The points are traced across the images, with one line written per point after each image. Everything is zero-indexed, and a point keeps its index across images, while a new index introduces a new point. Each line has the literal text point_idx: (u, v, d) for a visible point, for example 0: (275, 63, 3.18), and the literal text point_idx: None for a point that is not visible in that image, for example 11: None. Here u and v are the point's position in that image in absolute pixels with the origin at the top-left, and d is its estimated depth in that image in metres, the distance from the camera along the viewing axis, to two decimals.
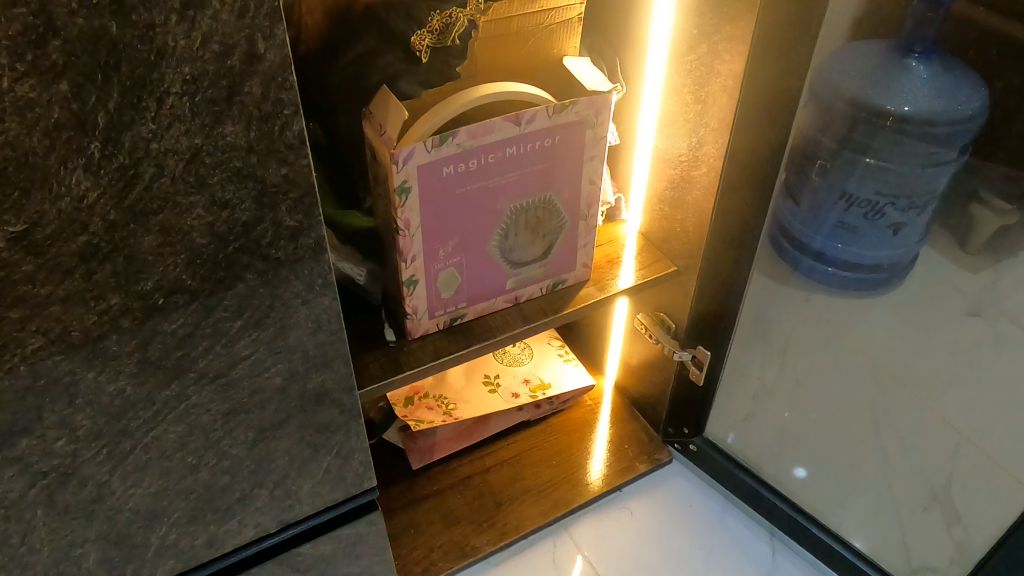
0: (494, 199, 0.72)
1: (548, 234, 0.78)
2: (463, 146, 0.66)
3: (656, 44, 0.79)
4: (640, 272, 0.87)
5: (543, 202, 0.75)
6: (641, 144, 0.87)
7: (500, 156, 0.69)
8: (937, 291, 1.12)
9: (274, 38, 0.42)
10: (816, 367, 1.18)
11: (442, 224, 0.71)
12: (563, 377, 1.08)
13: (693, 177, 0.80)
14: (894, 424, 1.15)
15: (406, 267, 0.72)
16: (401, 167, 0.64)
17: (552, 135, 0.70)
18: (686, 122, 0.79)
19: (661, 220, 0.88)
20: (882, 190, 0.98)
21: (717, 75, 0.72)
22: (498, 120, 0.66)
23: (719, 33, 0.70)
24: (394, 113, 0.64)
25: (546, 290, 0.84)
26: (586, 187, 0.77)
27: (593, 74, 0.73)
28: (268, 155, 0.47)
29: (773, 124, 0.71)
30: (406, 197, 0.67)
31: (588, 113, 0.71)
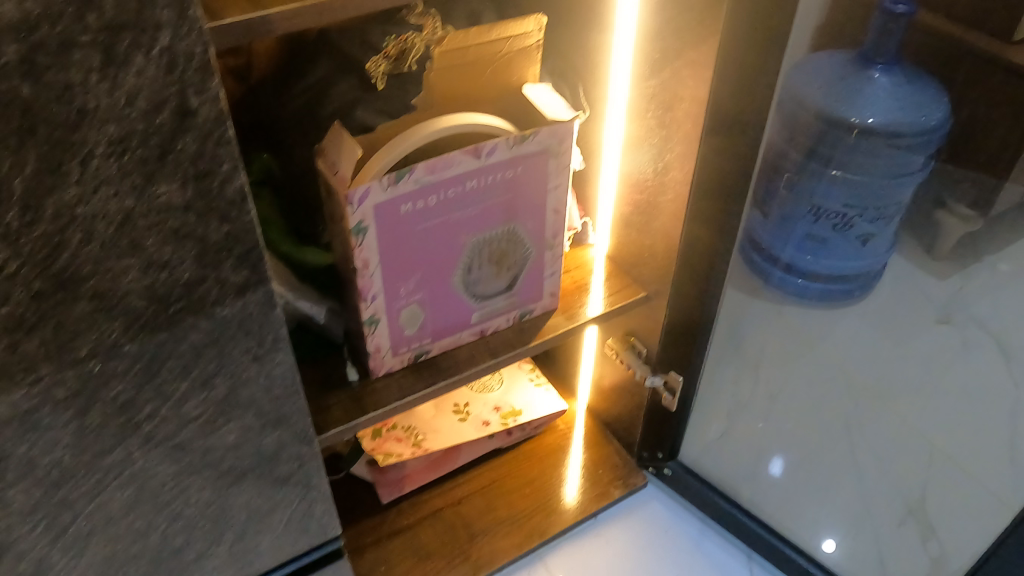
0: (455, 234, 0.70)
1: (512, 265, 0.76)
2: (420, 182, 0.63)
3: (618, 67, 0.76)
4: (608, 299, 0.85)
5: (507, 234, 0.73)
6: (606, 168, 0.85)
7: (460, 190, 0.67)
8: (902, 300, 1.25)
9: (207, 92, 0.39)
10: (789, 385, 1.18)
11: (402, 261, 0.68)
12: (534, 403, 1.05)
13: (660, 203, 0.78)
14: (867, 437, 1.13)
15: (366, 308, 0.70)
16: (357, 207, 0.62)
17: (514, 166, 0.68)
18: (650, 147, 0.77)
19: (628, 245, 0.86)
20: (851, 203, 1.09)
21: (680, 100, 0.70)
22: (456, 154, 0.64)
23: (681, 58, 0.68)
24: (348, 150, 0.62)
25: (513, 321, 0.82)
26: (550, 217, 0.75)
27: (554, 100, 0.70)
28: (207, 213, 0.44)
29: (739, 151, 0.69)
30: (363, 237, 0.64)
31: (550, 142, 0.68)
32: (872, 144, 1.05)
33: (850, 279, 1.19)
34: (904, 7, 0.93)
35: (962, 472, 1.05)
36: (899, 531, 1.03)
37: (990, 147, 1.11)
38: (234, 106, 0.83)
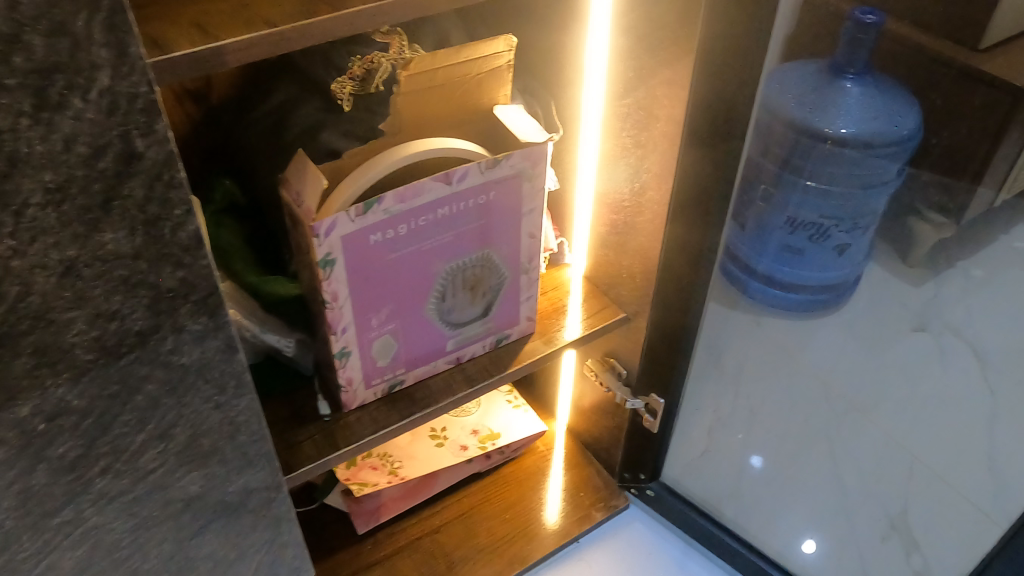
0: (428, 262, 0.67)
1: (487, 291, 0.74)
2: (390, 211, 0.61)
3: (590, 86, 0.74)
4: (587, 321, 0.83)
5: (480, 260, 0.71)
6: (581, 188, 0.82)
7: (431, 218, 0.64)
8: (878, 308, 1.25)
9: (155, 134, 0.37)
10: (769, 398, 1.16)
11: (372, 293, 0.66)
12: (512, 425, 1.03)
13: (637, 223, 0.76)
14: (848, 450, 1.11)
15: (336, 340, 0.67)
16: (324, 239, 0.59)
17: (487, 191, 0.66)
18: (626, 167, 0.75)
19: (606, 266, 0.84)
20: (826, 215, 1.10)
21: (656, 120, 0.68)
22: (426, 181, 0.62)
23: (655, 76, 0.66)
24: (313, 181, 0.59)
25: (488, 347, 0.79)
26: (525, 241, 0.72)
27: (526, 122, 0.68)
28: (160, 259, 0.41)
29: (715, 171, 0.67)
30: (331, 269, 0.62)
31: (524, 165, 0.66)
32: (843, 157, 1.06)
33: (834, 288, 1.20)
34: (874, 17, 0.94)
35: (947, 487, 1.06)
36: (885, 546, 1.02)
37: (962, 153, 1.11)
38: (185, 144, 0.80)
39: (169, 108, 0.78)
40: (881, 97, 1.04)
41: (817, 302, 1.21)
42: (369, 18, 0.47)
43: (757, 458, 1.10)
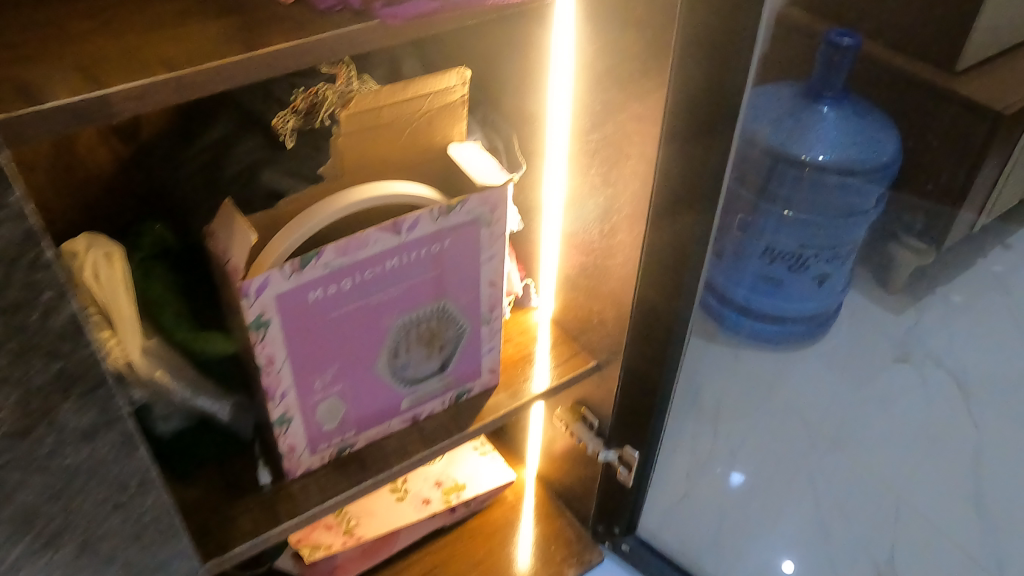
0: (376, 317, 0.61)
1: (445, 344, 0.67)
2: (330, 266, 0.55)
3: (554, 119, 0.68)
4: (555, 371, 0.76)
5: (436, 312, 0.64)
6: (547, 226, 0.76)
7: (378, 270, 0.58)
8: (863, 339, 1.20)
9: (7, 208, 0.31)
10: (748, 435, 1.10)
11: (315, 353, 0.59)
12: (478, 474, 0.96)
13: (608, 267, 0.70)
14: (831, 490, 1.05)
15: (275, 407, 0.60)
16: (254, 300, 0.52)
17: (441, 240, 0.59)
18: (595, 208, 0.68)
19: (575, 309, 0.78)
20: (806, 245, 1.07)
21: (626, 158, 0.62)
22: (372, 232, 0.55)
23: (625, 111, 0.60)
24: (241, 236, 0.52)
25: (448, 403, 0.73)
26: (486, 290, 0.66)
27: (483, 161, 0.62)
28: (28, 351, 0.35)
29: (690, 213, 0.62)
30: (265, 332, 0.55)
31: (481, 210, 0.60)
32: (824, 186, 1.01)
33: (813, 318, 1.16)
34: (850, 39, 0.90)
35: (936, 531, 1.00)
36: None
37: (944, 176, 1.07)
38: (107, 187, 0.72)
39: (92, 146, 0.70)
40: (858, 122, 1.01)
41: (801, 334, 1.17)
42: (289, 58, 0.41)
43: (737, 476, 1.07)
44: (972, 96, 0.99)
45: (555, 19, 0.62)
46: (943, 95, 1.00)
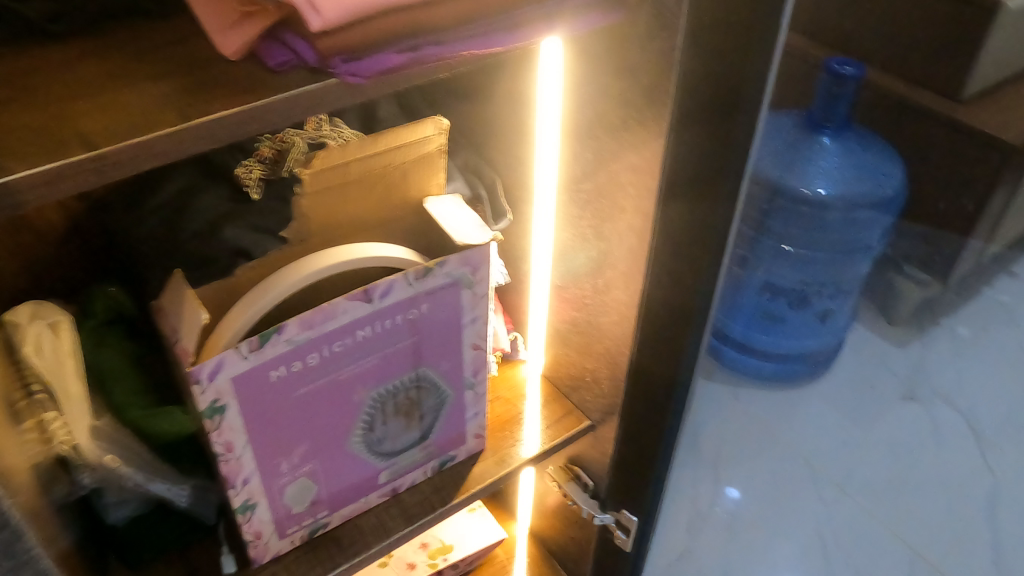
0: (349, 391, 0.55)
1: (425, 413, 0.61)
2: (294, 341, 0.49)
3: (541, 166, 0.63)
4: (545, 434, 0.71)
5: (415, 380, 0.59)
6: (535, 277, 0.70)
7: (349, 342, 0.52)
8: (869, 374, 1.16)
9: None
10: (752, 480, 1.06)
11: (281, 434, 0.54)
12: (465, 535, 0.90)
13: (602, 323, 0.64)
14: (840, 540, 1.00)
15: (236, 495, 0.54)
16: (208, 385, 0.47)
17: (417, 304, 0.54)
18: (587, 261, 0.63)
19: (567, 365, 0.72)
20: (807, 280, 1.05)
21: (621, 211, 0.57)
22: (340, 302, 0.50)
23: (618, 160, 0.55)
24: (190, 313, 0.46)
25: (431, 473, 0.67)
26: (469, 353, 0.60)
27: (463, 217, 0.56)
28: None
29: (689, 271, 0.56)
30: (222, 418, 0.49)
31: (462, 271, 0.54)
32: (821, 224, 1.01)
33: (808, 358, 1.12)
34: (851, 69, 0.86)
35: None
36: None
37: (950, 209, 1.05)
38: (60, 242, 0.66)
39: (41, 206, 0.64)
40: (858, 154, 0.99)
41: (798, 374, 1.13)
42: (234, 125, 0.36)
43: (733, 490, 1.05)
44: (984, 126, 0.96)
45: (540, 62, 0.57)
46: (951, 126, 0.99)
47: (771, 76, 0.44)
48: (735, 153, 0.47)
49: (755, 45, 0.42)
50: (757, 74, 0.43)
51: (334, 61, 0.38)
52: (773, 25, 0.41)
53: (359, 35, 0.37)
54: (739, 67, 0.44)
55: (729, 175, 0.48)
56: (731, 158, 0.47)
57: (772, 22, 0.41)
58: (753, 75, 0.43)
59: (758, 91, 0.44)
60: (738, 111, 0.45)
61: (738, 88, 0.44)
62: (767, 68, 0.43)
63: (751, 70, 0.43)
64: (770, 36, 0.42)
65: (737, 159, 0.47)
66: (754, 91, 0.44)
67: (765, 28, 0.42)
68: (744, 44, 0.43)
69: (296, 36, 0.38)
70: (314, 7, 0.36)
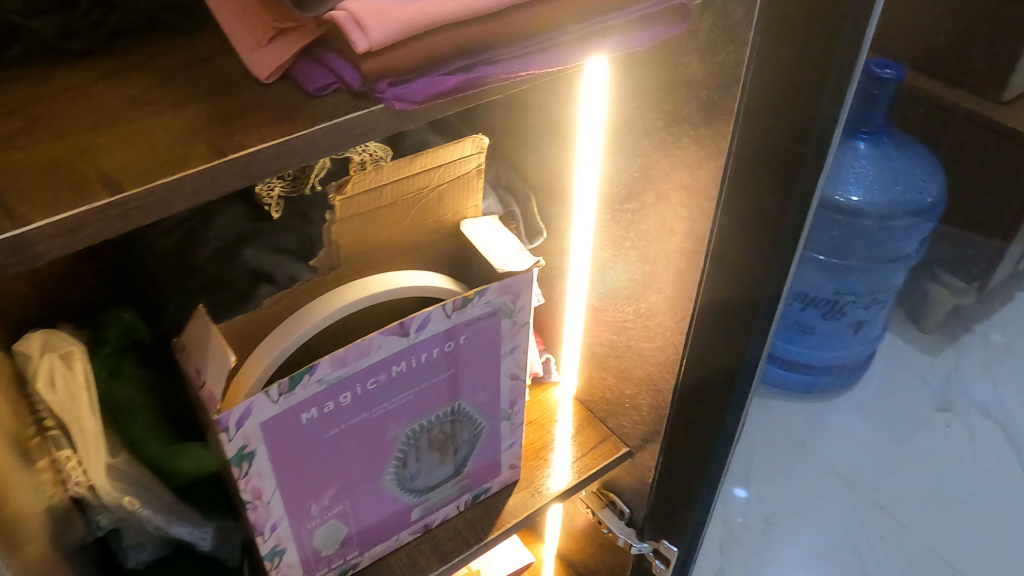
0: (382, 429, 0.52)
1: (460, 447, 0.58)
2: (327, 381, 0.46)
3: (580, 183, 0.59)
4: (580, 462, 0.67)
5: (450, 414, 0.55)
6: (570, 298, 0.67)
7: (383, 379, 0.49)
8: (898, 391, 1.13)
9: None
10: (783, 497, 1.04)
11: (311, 476, 0.50)
12: (491, 561, 0.87)
13: (643, 349, 0.61)
14: (876, 561, 0.99)
15: (263, 541, 0.51)
16: (236, 431, 0.43)
17: (455, 337, 0.50)
18: (629, 283, 0.59)
19: (602, 390, 0.69)
20: (842, 291, 1.01)
21: (670, 233, 0.53)
22: (375, 338, 0.46)
23: (669, 180, 0.51)
24: (216, 355, 0.43)
25: (464, 507, 0.63)
26: (506, 384, 0.57)
27: (501, 241, 0.52)
28: None
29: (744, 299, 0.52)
30: (249, 464, 0.46)
31: (502, 301, 0.51)
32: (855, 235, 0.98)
33: (837, 371, 1.09)
34: (891, 72, 0.80)
35: None
36: None
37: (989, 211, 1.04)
38: (75, 271, 0.63)
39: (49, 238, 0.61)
40: (891, 158, 0.96)
41: (826, 385, 1.10)
42: (269, 160, 0.32)
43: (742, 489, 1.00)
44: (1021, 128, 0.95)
45: (582, 80, 0.53)
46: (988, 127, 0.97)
47: (847, 97, 0.40)
48: (803, 177, 0.43)
49: (833, 63, 0.39)
50: (834, 95, 0.40)
51: (380, 84, 0.34)
52: (855, 43, 0.38)
53: (405, 56, 0.33)
54: (814, 86, 0.40)
55: (794, 201, 0.44)
56: (799, 183, 0.44)
57: (853, 37, 0.38)
58: (829, 96, 0.40)
59: (833, 111, 0.40)
60: (813, 131, 0.42)
61: (810, 109, 0.41)
62: (845, 87, 0.40)
63: (827, 92, 0.40)
64: (851, 54, 0.38)
65: (805, 183, 0.43)
66: (829, 114, 0.40)
67: (845, 46, 0.38)
68: (819, 61, 0.39)
69: (336, 55, 0.34)
70: (361, 26, 0.32)
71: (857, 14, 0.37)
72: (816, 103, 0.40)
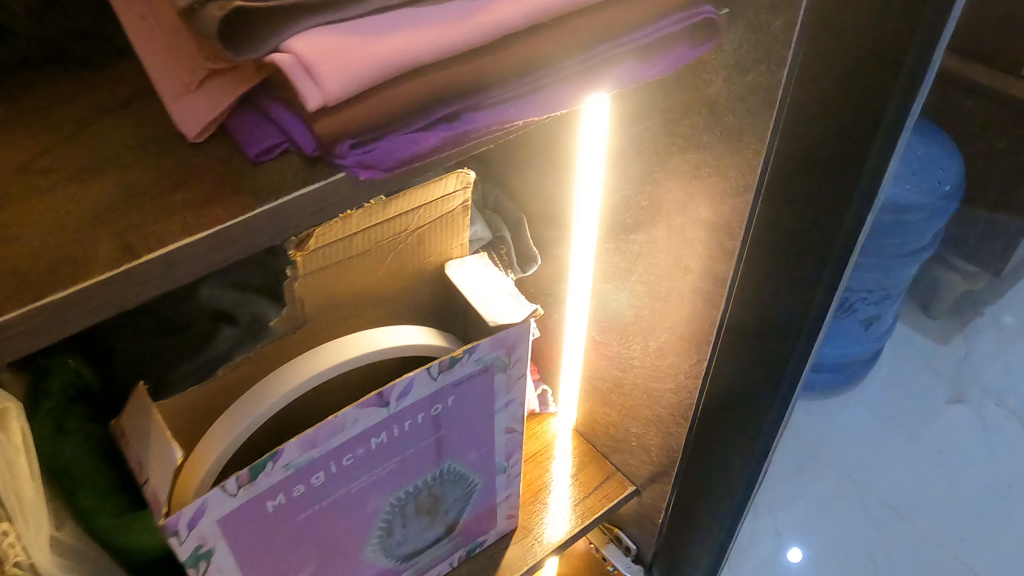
0: (361, 503, 0.45)
1: (450, 506, 0.52)
2: (294, 465, 0.39)
3: (580, 209, 0.52)
4: (581, 505, 0.61)
5: (438, 476, 0.49)
6: (570, 327, 0.60)
7: (360, 453, 0.42)
8: (905, 387, 1.12)
9: None
10: (791, 503, 0.99)
11: (281, 563, 0.44)
12: None
13: (653, 390, 0.55)
14: (893, 561, 0.93)
15: None
16: (187, 533, 0.37)
17: (442, 399, 0.44)
18: (636, 319, 0.53)
19: (602, 425, 0.63)
20: (852, 288, 0.95)
21: (684, 272, 0.47)
22: (348, 413, 0.40)
23: (684, 213, 0.45)
24: (160, 448, 0.36)
25: (457, 563, 0.57)
26: (501, 438, 0.51)
27: (491, 288, 0.46)
28: None
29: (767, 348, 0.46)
30: (207, 563, 0.39)
31: (495, 356, 0.44)
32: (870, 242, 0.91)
33: (846, 368, 1.06)
34: None
35: None
36: None
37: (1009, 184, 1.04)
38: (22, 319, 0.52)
39: None
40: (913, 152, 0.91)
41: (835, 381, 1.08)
42: (197, 258, 0.25)
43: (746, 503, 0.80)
44: None
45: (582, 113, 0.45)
46: (1005, 103, 0.97)
47: (903, 137, 0.34)
48: (848, 222, 0.37)
49: (890, 97, 0.33)
50: (888, 137, 0.34)
51: (340, 147, 0.26)
52: (916, 79, 0.32)
53: (371, 111, 0.26)
54: (864, 123, 0.34)
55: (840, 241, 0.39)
56: (843, 229, 0.38)
57: (915, 72, 0.32)
58: (883, 136, 0.34)
59: (887, 151, 0.34)
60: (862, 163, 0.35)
61: (858, 148, 0.35)
62: (906, 115, 0.33)
63: (881, 133, 0.34)
64: (911, 89, 0.32)
65: (849, 229, 0.37)
66: (882, 156, 0.35)
67: (905, 83, 0.32)
68: (871, 95, 0.33)
69: (282, 106, 0.27)
70: (311, 75, 0.25)
71: (919, 46, 0.31)
72: (868, 143, 0.34)
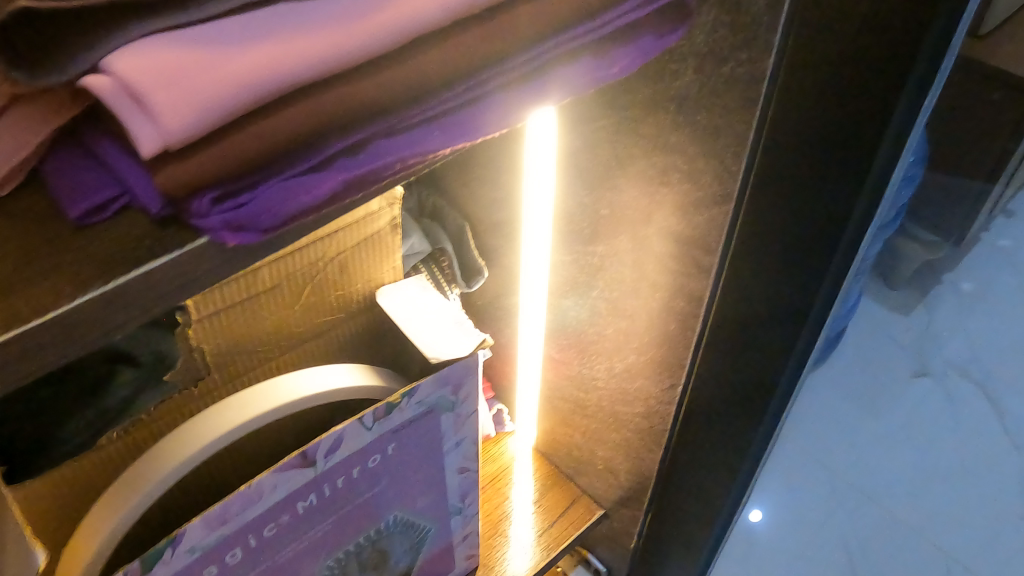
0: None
1: (398, 560, 0.45)
2: (200, 554, 0.32)
3: (530, 216, 0.45)
4: (546, 534, 0.56)
5: (382, 531, 0.43)
6: (524, 344, 0.54)
7: (284, 525, 0.36)
8: (870, 360, 1.10)
9: None
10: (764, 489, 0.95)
11: None
12: None
13: (620, 412, 0.49)
14: (869, 548, 0.90)
15: None
16: None
17: (379, 452, 0.37)
18: (599, 337, 0.47)
19: (565, 444, 0.58)
20: None
21: (652, 289, 0.41)
22: (265, 487, 0.33)
23: (651, 225, 0.38)
24: None
25: None
26: (453, 481, 0.45)
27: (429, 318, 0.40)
28: None
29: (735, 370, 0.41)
30: None
31: (440, 397, 0.38)
32: None
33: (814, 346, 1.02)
34: None
35: None
36: None
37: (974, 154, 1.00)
38: None
39: None
40: None
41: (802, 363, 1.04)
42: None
43: None
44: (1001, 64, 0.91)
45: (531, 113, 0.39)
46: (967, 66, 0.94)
47: (912, 135, 0.29)
48: (849, 232, 0.32)
49: (901, 91, 0.27)
50: (897, 136, 0.29)
51: (200, 201, 0.19)
52: (932, 71, 0.27)
53: (240, 151, 0.19)
54: (870, 121, 0.28)
55: (836, 258, 0.33)
56: (841, 244, 0.32)
57: (932, 63, 0.26)
58: (890, 138, 0.28)
59: (893, 155, 0.29)
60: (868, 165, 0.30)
61: (859, 150, 0.29)
62: (918, 111, 0.28)
63: (886, 138, 0.29)
64: (924, 83, 0.27)
65: (849, 242, 0.32)
66: (889, 160, 0.29)
67: (916, 83, 0.27)
68: (880, 90, 0.27)
69: (116, 145, 0.20)
70: (146, 106, 0.18)
71: (939, 31, 0.25)
72: (872, 146, 0.29)
